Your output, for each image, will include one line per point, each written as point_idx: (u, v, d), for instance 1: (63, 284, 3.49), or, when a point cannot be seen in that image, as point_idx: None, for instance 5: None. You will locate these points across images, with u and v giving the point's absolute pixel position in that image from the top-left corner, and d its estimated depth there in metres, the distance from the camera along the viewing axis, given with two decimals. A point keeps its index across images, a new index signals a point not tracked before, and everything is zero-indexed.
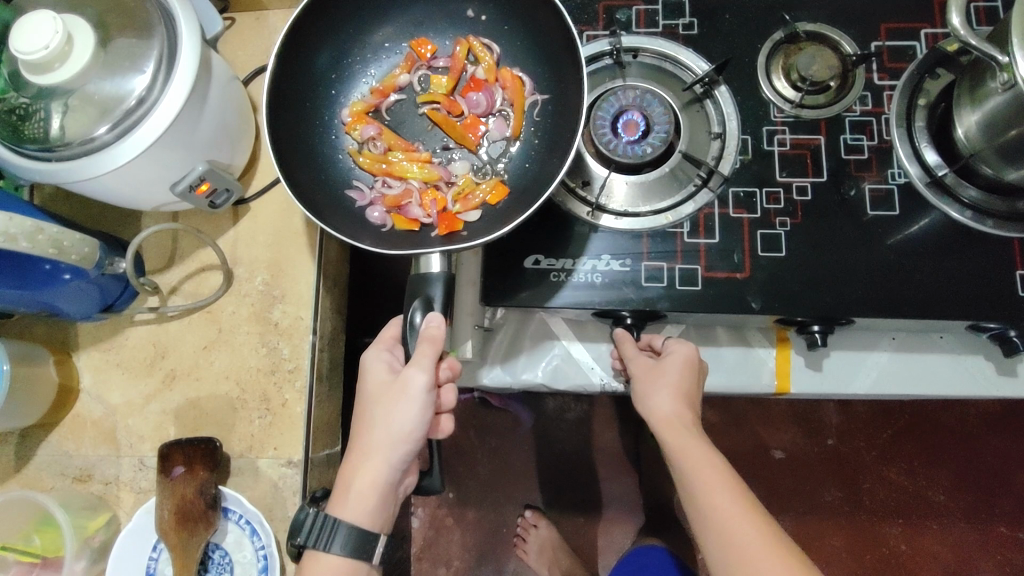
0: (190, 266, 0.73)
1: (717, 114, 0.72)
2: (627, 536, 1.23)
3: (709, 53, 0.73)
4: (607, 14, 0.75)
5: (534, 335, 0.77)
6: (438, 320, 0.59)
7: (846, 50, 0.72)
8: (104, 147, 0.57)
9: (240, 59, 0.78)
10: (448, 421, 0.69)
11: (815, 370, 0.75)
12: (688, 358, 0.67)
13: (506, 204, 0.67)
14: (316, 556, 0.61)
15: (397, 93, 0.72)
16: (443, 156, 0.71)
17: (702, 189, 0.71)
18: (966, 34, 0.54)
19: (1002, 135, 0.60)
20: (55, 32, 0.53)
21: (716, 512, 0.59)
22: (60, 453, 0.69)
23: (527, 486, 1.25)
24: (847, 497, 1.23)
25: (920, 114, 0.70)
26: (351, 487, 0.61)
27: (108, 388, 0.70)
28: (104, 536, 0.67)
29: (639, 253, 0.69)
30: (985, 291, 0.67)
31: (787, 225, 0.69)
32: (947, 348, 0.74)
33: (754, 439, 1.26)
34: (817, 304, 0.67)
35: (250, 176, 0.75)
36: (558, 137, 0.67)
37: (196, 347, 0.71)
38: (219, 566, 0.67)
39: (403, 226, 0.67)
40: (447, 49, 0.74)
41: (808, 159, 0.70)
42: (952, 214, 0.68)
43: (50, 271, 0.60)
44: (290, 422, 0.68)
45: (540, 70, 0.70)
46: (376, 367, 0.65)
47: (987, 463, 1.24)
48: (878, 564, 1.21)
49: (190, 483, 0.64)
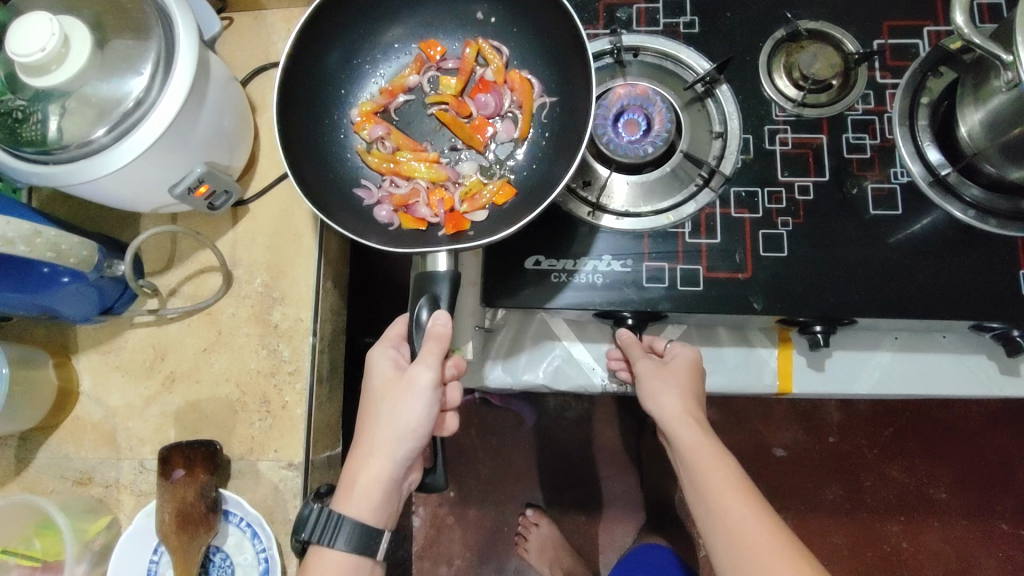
0: (189, 267, 0.72)
1: (719, 113, 0.72)
2: (629, 534, 1.23)
3: (710, 52, 0.73)
4: (607, 13, 0.74)
5: (535, 335, 0.77)
6: (444, 317, 0.59)
7: (848, 49, 0.72)
8: (103, 149, 0.56)
9: (238, 59, 0.77)
10: (452, 418, 0.68)
11: (816, 370, 0.74)
12: (691, 360, 0.68)
13: (512, 204, 0.66)
14: (319, 554, 0.60)
15: (406, 93, 0.71)
16: (452, 156, 0.71)
17: (703, 188, 0.70)
18: (970, 33, 0.53)
19: (1004, 134, 0.60)
20: (52, 34, 0.52)
21: (724, 511, 0.59)
22: (60, 456, 0.69)
23: (527, 485, 1.25)
24: (848, 495, 1.24)
25: (923, 113, 0.70)
26: (357, 483, 0.61)
27: (108, 390, 0.70)
28: (104, 539, 0.67)
29: (640, 254, 0.69)
30: (988, 291, 0.66)
31: (789, 225, 0.69)
32: (950, 348, 0.74)
33: (755, 437, 1.26)
34: (819, 304, 0.66)
35: (250, 176, 0.75)
36: (566, 138, 0.66)
37: (196, 349, 0.70)
38: (220, 568, 0.66)
39: (410, 225, 0.66)
40: (456, 51, 0.73)
41: (810, 158, 0.70)
42: (955, 213, 0.68)
43: (48, 274, 0.59)
44: (291, 425, 0.68)
45: (549, 71, 0.70)
46: (381, 365, 0.65)
47: (989, 462, 1.24)
48: (878, 562, 1.21)
49: (189, 486, 0.64)
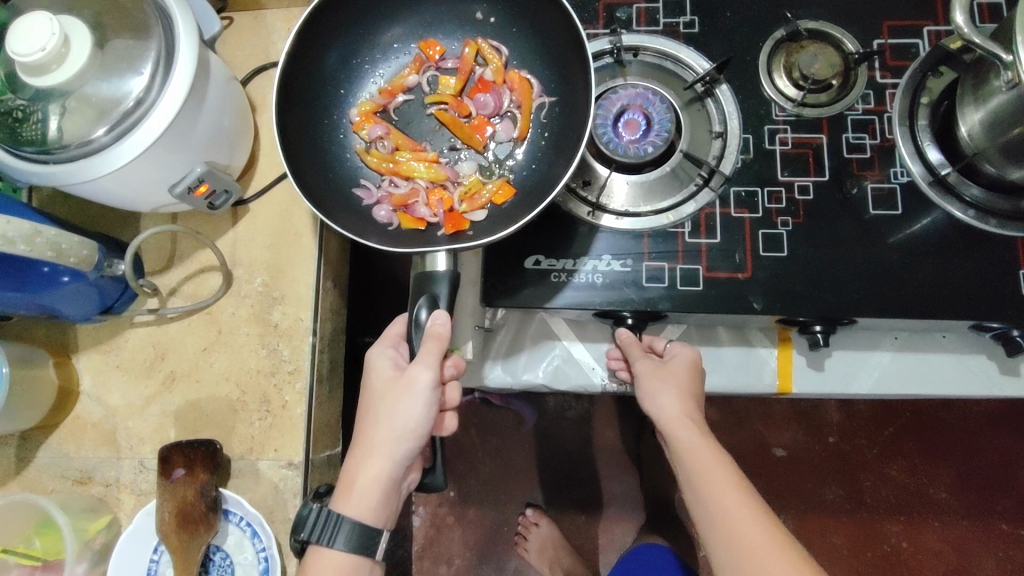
0: (189, 267, 0.72)
1: (718, 113, 0.72)
2: (628, 534, 1.23)
3: (710, 52, 0.73)
4: (607, 13, 0.74)
5: (535, 335, 0.77)
6: (444, 317, 0.59)
7: (848, 49, 0.72)
8: (103, 149, 0.56)
9: (238, 59, 0.77)
10: (452, 418, 0.68)
11: (816, 369, 0.74)
12: (690, 360, 0.68)
13: (512, 204, 0.66)
14: (319, 553, 0.60)
15: (405, 93, 0.71)
16: (451, 156, 0.71)
17: (703, 188, 0.70)
18: (970, 33, 0.53)
19: (1004, 134, 0.60)
20: (52, 34, 0.52)
21: (723, 511, 0.59)
22: (60, 455, 0.69)
23: (527, 484, 1.25)
24: (848, 495, 1.23)
25: (923, 113, 0.70)
26: (356, 483, 0.61)
27: (108, 390, 0.70)
28: (104, 538, 0.67)
29: (639, 253, 0.69)
30: (987, 291, 0.66)
31: (789, 225, 0.69)
32: (950, 347, 0.74)
33: (755, 437, 1.26)
34: (819, 303, 0.66)
35: (250, 176, 0.75)
36: (566, 138, 0.66)
37: (196, 348, 0.70)
38: (220, 568, 0.66)
39: (409, 225, 0.66)
40: (456, 51, 0.73)
41: (810, 158, 0.70)
42: (955, 213, 0.68)
43: (48, 274, 0.60)
44: (290, 425, 0.68)
45: (548, 71, 0.70)
46: (380, 365, 0.65)
47: (989, 461, 1.24)
48: (878, 562, 1.21)
49: (190, 486, 0.64)
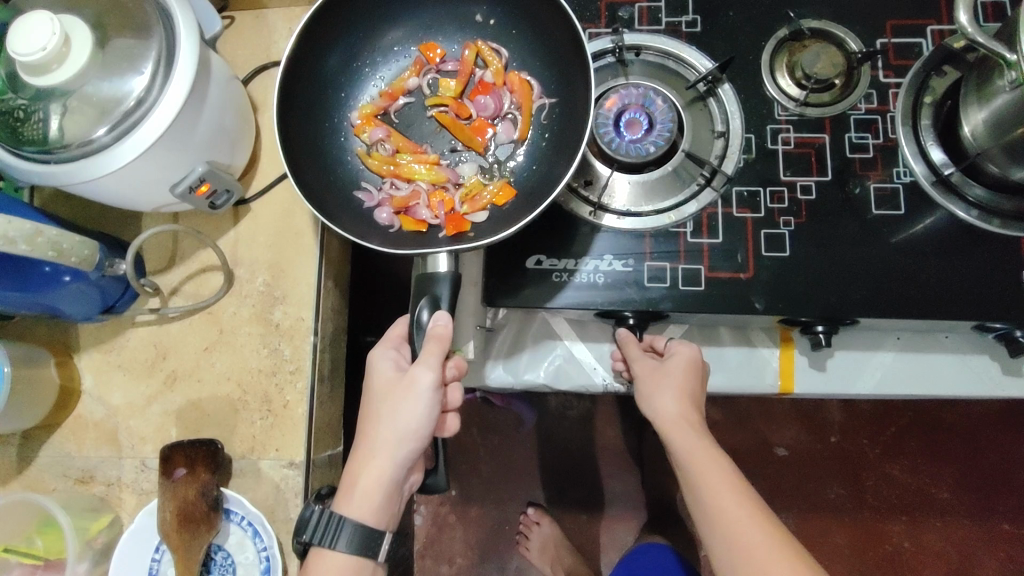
0: (190, 266, 0.72)
1: (721, 112, 0.71)
2: (630, 533, 1.23)
3: (712, 51, 0.73)
4: (609, 12, 0.74)
5: (536, 335, 0.77)
6: (445, 319, 0.59)
7: (851, 48, 0.72)
8: (104, 149, 0.56)
9: (239, 59, 0.77)
10: (454, 419, 0.68)
11: (819, 369, 0.74)
12: (690, 359, 0.67)
13: (513, 206, 0.66)
14: (320, 554, 0.60)
15: (405, 96, 0.71)
16: (452, 158, 0.71)
17: (705, 188, 0.70)
18: (974, 32, 0.53)
19: (1007, 134, 0.60)
20: (52, 33, 0.52)
21: (723, 513, 0.59)
22: (62, 454, 0.69)
23: (529, 483, 1.25)
24: (850, 495, 1.23)
25: (926, 113, 0.69)
26: (357, 485, 0.61)
27: (109, 389, 0.70)
28: (106, 538, 0.67)
29: (641, 254, 0.69)
30: (991, 291, 0.66)
31: (791, 224, 0.68)
32: (952, 347, 0.73)
33: (757, 437, 1.26)
34: (821, 303, 0.66)
35: (251, 176, 0.75)
36: (566, 140, 0.66)
37: (197, 348, 0.70)
38: (222, 567, 0.66)
39: (411, 227, 0.66)
40: (455, 53, 0.73)
41: (813, 158, 0.70)
42: (957, 213, 0.67)
43: (50, 273, 0.60)
44: (292, 424, 0.68)
45: (549, 72, 0.70)
46: (382, 366, 0.65)
47: (991, 461, 1.23)
48: (881, 561, 1.21)
49: (191, 485, 0.64)
